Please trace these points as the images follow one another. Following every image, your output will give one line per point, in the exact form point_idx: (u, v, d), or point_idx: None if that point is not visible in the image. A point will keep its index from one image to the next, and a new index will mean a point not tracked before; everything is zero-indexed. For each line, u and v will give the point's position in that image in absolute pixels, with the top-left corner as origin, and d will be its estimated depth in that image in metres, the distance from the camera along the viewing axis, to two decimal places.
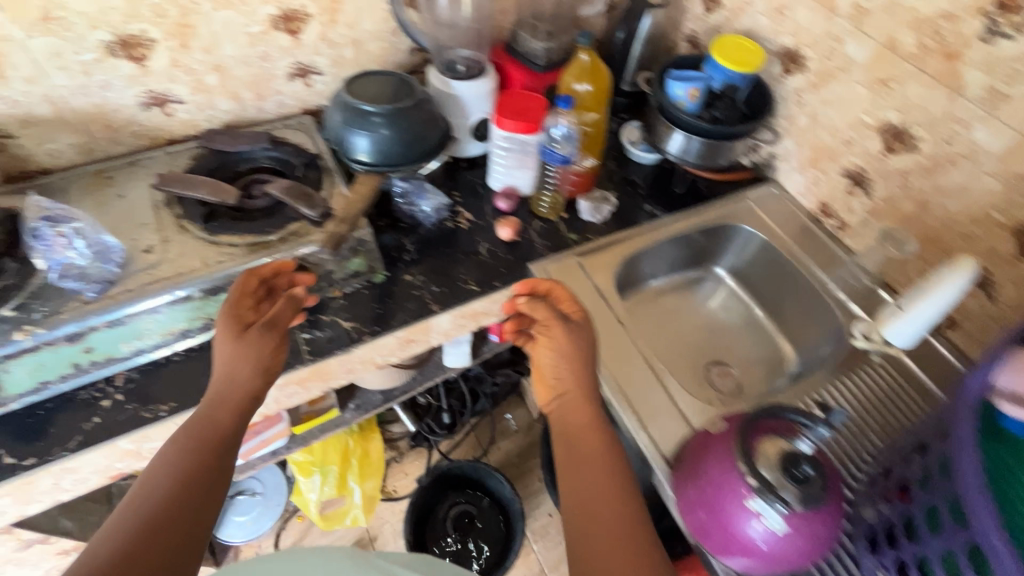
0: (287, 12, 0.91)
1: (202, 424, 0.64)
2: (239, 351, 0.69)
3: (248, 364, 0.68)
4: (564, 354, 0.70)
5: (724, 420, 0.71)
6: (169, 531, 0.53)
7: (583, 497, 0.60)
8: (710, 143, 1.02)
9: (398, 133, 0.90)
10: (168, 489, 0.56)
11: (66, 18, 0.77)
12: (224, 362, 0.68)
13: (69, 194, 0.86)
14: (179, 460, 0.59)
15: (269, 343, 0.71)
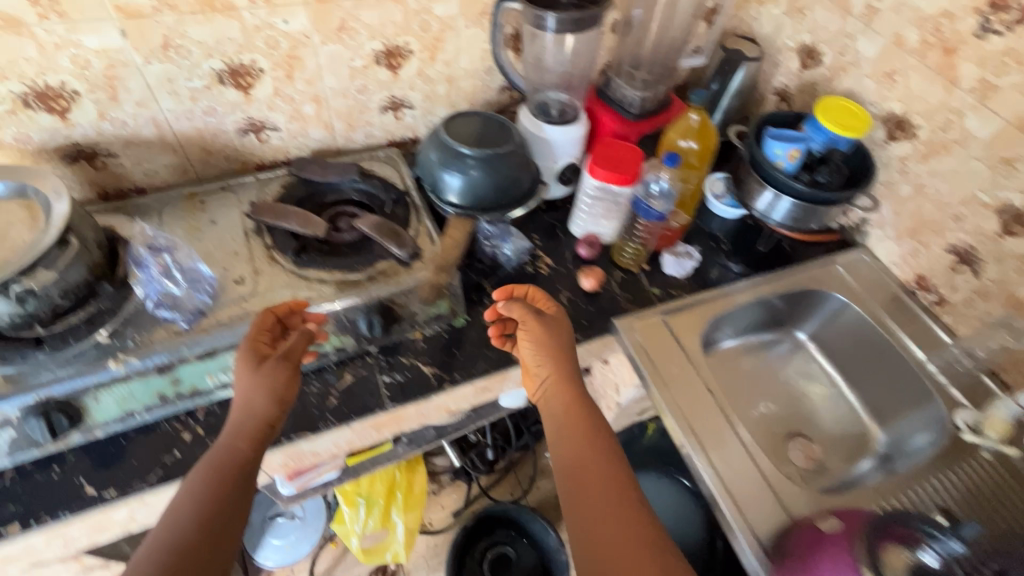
0: (391, 48, 0.91)
1: (221, 454, 0.63)
2: (255, 381, 0.66)
3: (265, 399, 0.66)
4: (548, 359, 0.75)
5: (838, 518, 0.68)
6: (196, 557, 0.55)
7: (580, 493, 0.65)
8: (805, 206, 1.00)
9: (494, 178, 0.88)
10: (195, 517, 0.58)
11: (185, 47, 0.77)
12: (242, 392, 0.66)
13: (163, 216, 0.86)
14: (205, 490, 0.60)
15: (282, 371, 0.68)
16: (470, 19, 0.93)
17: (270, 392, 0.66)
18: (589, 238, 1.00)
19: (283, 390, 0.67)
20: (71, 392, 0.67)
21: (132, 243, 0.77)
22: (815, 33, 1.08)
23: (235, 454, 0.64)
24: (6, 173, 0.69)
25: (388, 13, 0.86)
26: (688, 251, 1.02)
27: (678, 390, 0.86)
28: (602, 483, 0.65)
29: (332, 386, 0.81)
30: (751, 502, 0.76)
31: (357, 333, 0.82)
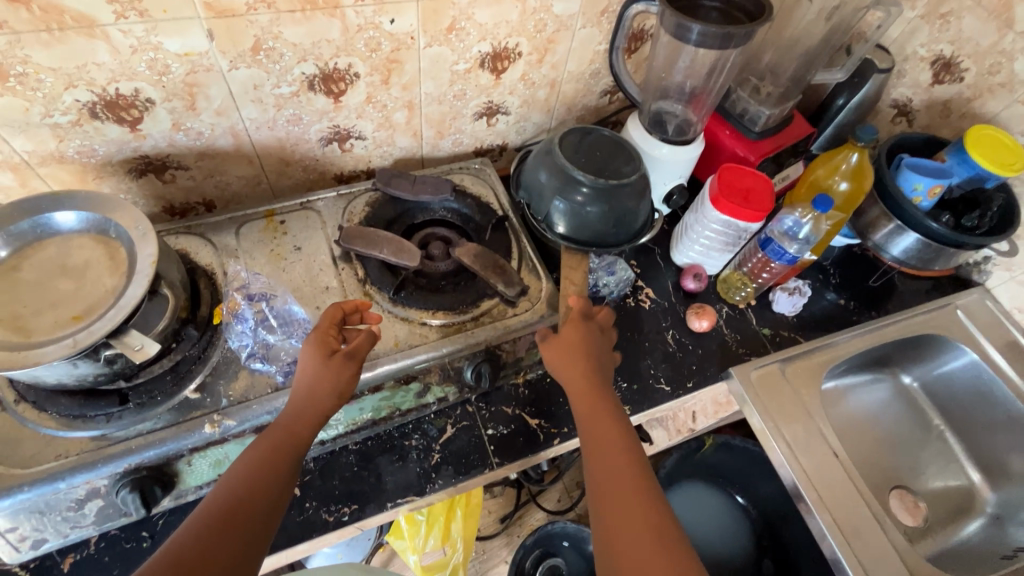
0: (499, 50, 0.78)
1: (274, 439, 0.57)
2: (320, 374, 0.59)
3: (327, 396, 0.58)
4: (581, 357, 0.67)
5: None
6: (215, 554, 0.47)
7: (611, 498, 0.55)
8: (936, 248, 0.90)
9: (612, 210, 0.78)
10: (217, 513, 0.50)
11: (277, 50, 0.65)
12: (302, 385, 0.59)
13: (240, 238, 0.76)
14: (248, 478, 0.53)
15: (343, 370, 0.59)
16: (589, 18, 0.80)
17: (330, 386, 0.59)
18: (696, 269, 0.92)
19: (344, 383, 0.59)
20: (164, 456, 0.60)
21: (224, 287, 0.70)
22: (959, 44, 0.94)
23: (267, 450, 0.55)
24: (81, 202, 0.60)
25: (503, 12, 0.73)
26: (800, 287, 0.94)
27: (800, 447, 0.79)
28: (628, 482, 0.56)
29: (435, 440, 0.75)
30: (875, 561, 0.72)
31: (461, 381, 0.74)
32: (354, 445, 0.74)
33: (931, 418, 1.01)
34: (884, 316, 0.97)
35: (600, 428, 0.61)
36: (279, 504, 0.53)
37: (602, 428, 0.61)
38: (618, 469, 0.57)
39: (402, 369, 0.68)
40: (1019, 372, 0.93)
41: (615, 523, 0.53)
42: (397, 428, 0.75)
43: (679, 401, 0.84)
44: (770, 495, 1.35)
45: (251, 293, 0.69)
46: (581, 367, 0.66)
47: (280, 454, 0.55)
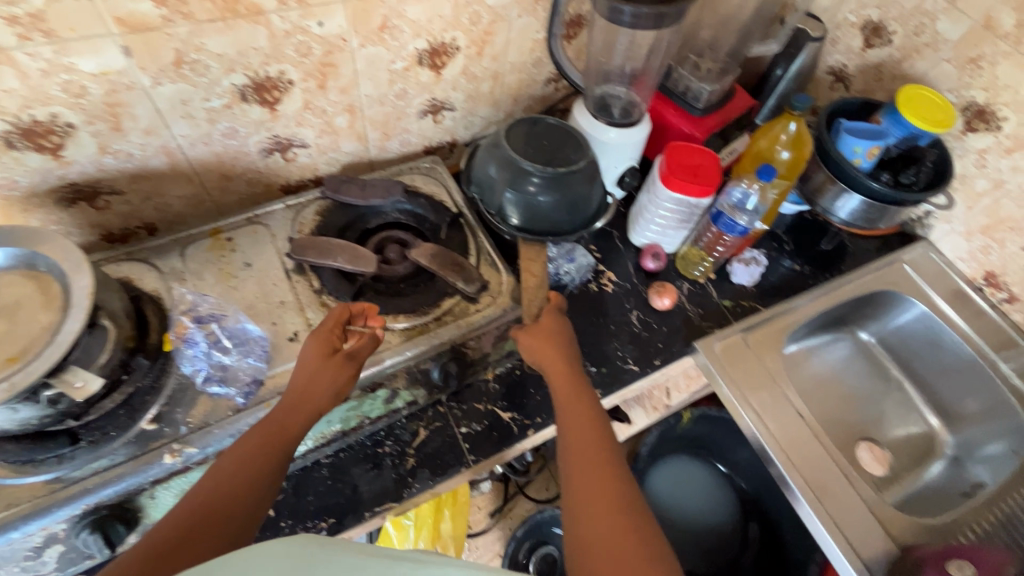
0: (436, 46, 0.77)
1: (272, 423, 0.57)
2: (318, 371, 0.60)
3: (324, 395, 0.59)
4: (556, 352, 0.69)
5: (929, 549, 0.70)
6: (199, 531, 0.47)
7: (583, 484, 0.56)
8: (878, 207, 0.93)
9: (565, 198, 0.78)
10: (204, 500, 0.49)
11: (201, 61, 0.62)
12: (301, 383, 0.59)
13: (186, 260, 0.73)
14: (242, 460, 0.53)
15: (341, 369, 0.60)
16: (524, 7, 0.79)
17: (327, 387, 0.59)
18: (655, 249, 0.94)
19: (340, 383, 0.60)
20: (123, 493, 0.59)
21: (171, 313, 0.68)
22: (885, 9, 0.98)
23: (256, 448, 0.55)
24: (6, 238, 0.57)
25: (436, 6, 0.72)
26: (756, 257, 0.97)
27: (767, 412, 0.82)
28: (600, 468, 0.57)
29: (409, 444, 0.74)
30: (842, 512, 0.75)
31: (429, 383, 0.74)
32: (326, 459, 0.72)
33: (889, 370, 1.06)
34: (838, 277, 1.01)
35: (575, 424, 0.63)
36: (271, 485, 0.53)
37: (577, 424, 0.63)
38: (591, 458, 0.58)
39: (367, 378, 0.67)
40: (965, 318, 0.97)
41: (588, 512, 0.54)
42: (369, 437, 0.74)
43: (648, 379, 0.85)
44: (749, 461, 1.39)
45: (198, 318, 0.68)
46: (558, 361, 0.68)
47: (269, 449, 0.55)
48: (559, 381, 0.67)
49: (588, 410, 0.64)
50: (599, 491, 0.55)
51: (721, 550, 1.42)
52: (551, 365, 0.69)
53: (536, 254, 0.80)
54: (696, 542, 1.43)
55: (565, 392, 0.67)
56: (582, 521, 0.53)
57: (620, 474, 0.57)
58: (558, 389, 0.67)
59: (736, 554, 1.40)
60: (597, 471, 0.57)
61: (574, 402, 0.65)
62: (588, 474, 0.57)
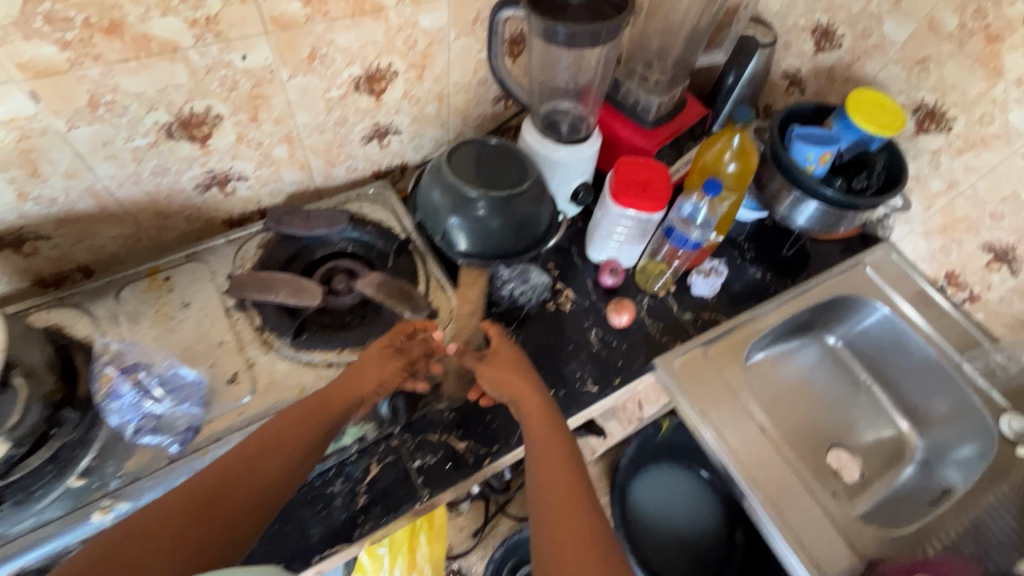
0: (372, 72, 0.76)
1: (324, 393, 0.63)
2: (372, 361, 0.66)
3: (369, 384, 0.65)
4: (520, 380, 0.68)
5: None
6: (239, 477, 0.54)
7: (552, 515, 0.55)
8: (834, 213, 0.92)
9: (513, 221, 0.77)
10: (254, 447, 0.57)
11: (118, 102, 0.60)
12: (352, 371, 0.65)
13: (121, 303, 0.71)
14: (292, 421, 0.60)
15: (392, 365, 0.66)
16: (461, 29, 0.78)
17: (375, 379, 0.65)
18: (613, 264, 0.92)
19: (391, 378, 0.66)
20: (51, 554, 0.56)
21: (96, 362, 0.65)
22: (833, 12, 0.98)
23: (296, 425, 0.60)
24: None
25: (367, 33, 0.70)
26: (716, 266, 0.95)
27: (727, 427, 0.81)
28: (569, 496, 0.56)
29: (360, 482, 0.72)
30: (806, 526, 0.74)
31: (378, 417, 0.72)
32: None
33: (858, 373, 1.05)
34: (798, 285, 1.00)
35: (544, 458, 0.60)
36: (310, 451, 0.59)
37: (546, 459, 0.60)
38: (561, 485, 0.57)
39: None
40: (927, 319, 0.97)
41: (558, 545, 0.52)
42: (318, 476, 0.72)
43: (608, 399, 0.83)
44: None
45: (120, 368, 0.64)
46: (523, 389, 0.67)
47: (310, 421, 0.60)
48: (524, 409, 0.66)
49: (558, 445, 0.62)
50: (570, 535, 0.52)
51: (707, 560, 1.38)
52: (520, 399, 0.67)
53: (474, 279, 0.79)
54: (681, 553, 1.39)
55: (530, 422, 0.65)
56: (552, 556, 0.51)
57: (592, 514, 0.55)
58: (529, 423, 0.65)
59: (722, 564, 1.37)
60: (566, 509, 0.55)
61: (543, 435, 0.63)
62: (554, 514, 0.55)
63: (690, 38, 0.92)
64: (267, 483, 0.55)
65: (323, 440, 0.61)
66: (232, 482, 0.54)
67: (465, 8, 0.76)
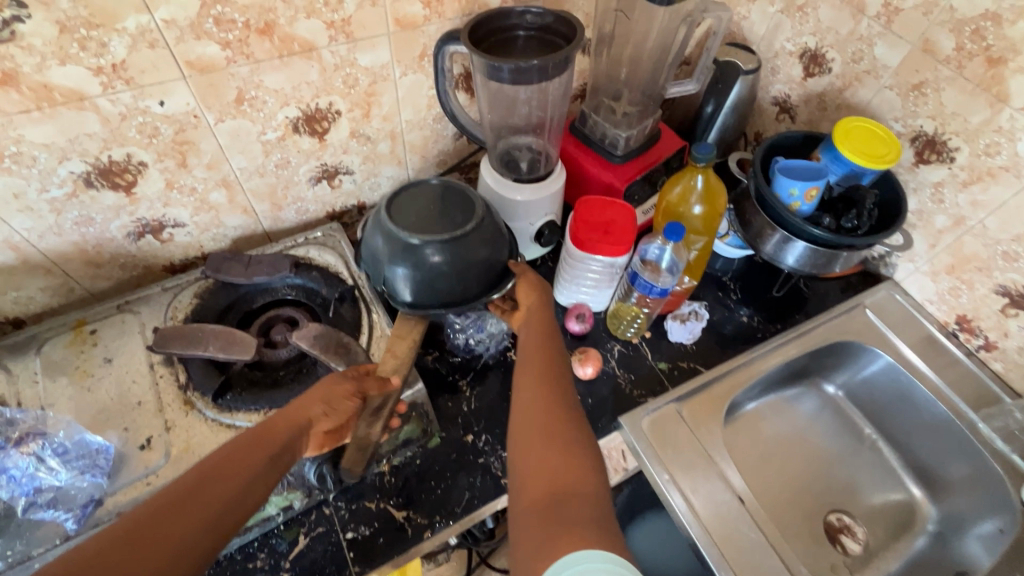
0: (311, 113, 0.72)
1: (265, 427, 0.57)
2: (325, 386, 0.62)
3: (316, 406, 0.60)
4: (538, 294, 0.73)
5: None
6: (154, 529, 0.44)
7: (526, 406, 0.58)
8: (824, 253, 0.83)
9: (465, 263, 0.69)
10: (178, 491, 0.47)
11: (25, 153, 0.58)
12: (298, 398, 0.61)
13: (42, 359, 0.68)
14: (227, 455, 0.52)
15: (342, 387, 0.61)
16: (407, 65, 0.74)
17: (322, 401, 0.60)
18: (580, 309, 0.86)
19: (341, 403, 0.61)
20: None
21: None
22: (821, 35, 0.90)
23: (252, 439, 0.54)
24: None
25: (299, 73, 0.67)
26: (695, 310, 0.88)
27: (696, 492, 0.73)
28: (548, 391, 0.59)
29: (284, 556, 0.66)
30: None
31: (307, 485, 0.66)
32: None
33: (862, 428, 0.94)
34: (789, 329, 0.91)
35: (529, 353, 0.65)
36: (247, 494, 0.50)
37: (532, 355, 0.65)
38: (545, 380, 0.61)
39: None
40: (935, 368, 0.87)
41: (526, 424, 0.56)
42: (240, 548, 0.66)
43: None
44: None
45: (13, 438, 0.59)
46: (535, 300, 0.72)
47: (254, 456, 0.53)
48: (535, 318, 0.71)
49: (547, 344, 0.67)
50: (541, 416, 0.56)
51: None
52: (526, 307, 0.73)
53: (405, 332, 0.72)
54: None
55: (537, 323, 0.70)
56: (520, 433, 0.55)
57: (565, 401, 0.59)
58: (530, 322, 0.71)
59: None
60: (545, 412, 0.56)
61: (535, 333, 0.68)
62: (532, 400, 0.59)
63: (661, 66, 0.86)
64: (230, 498, 0.49)
65: (269, 474, 0.53)
66: (145, 540, 0.43)
67: (409, 44, 0.72)
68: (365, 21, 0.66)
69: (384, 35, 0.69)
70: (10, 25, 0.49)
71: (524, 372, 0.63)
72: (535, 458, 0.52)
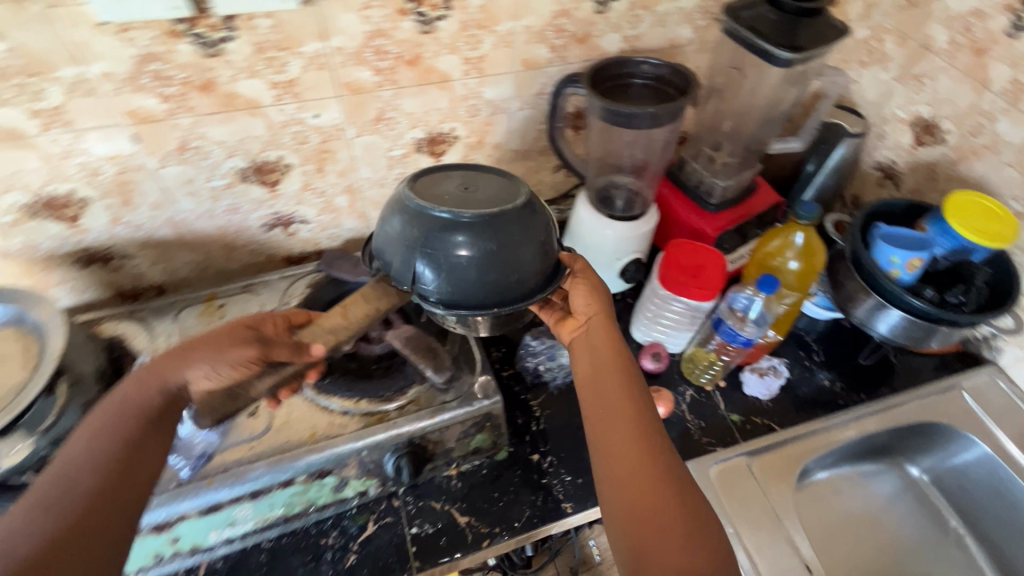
0: (435, 135, 0.79)
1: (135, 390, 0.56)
2: (215, 342, 0.58)
3: (202, 364, 0.57)
4: (599, 303, 0.67)
5: None
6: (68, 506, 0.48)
7: (610, 443, 0.57)
8: (923, 326, 0.79)
9: (506, 247, 0.54)
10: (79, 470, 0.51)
11: (203, 147, 0.68)
12: (178, 349, 0.59)
13: (178, 323, 0.78)
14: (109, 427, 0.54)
15: (237, 350, 0.57)
16: (525, 101, 0.80)
17: (208, 359, 0.57)
18: (656, 348, 0.87)
19: (236, 367, 0.57)
20: None
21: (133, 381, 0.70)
22: (936, 106, 0.89)
23: (128, 424, 0.54)
24: (6, 298, 0.64)
25: (431, 100, 0.74)
26: (774, 366, 0.87)
27: (763, 555, 0.71)
28: (629, 423, 0.58)
29: (354, 538, 0.71)
30: None
31: (383, 474, 0.71)
32: (267, 543, 0.70)
33: (947, 520, 0.88)
34: (874, 401, 0.87)
35: (603, 376, 0.63)
36: (145, 461, 0.54)
37: (603, 379, 0.62)
38: (622, 410, 0.59)
39: (277, 476, 0.65)
40: None
41: (617, 465, 0.55)
42: (315, 524, 0.72)
43: None
44: None
45: None
46: (599, 317, 0.67)
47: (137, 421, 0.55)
48: (601, 333, 0.66)
49: (618, 366, 0.63)
50: (635, 490, 0.53)
51: None
52: (587, 318, 0.67)
53: (370, 295, 0.57)
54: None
55: (603, 338, 0.66)
56: (614, 474, 0.55)
57: (652, 435, 0.57)
58: (595, 335, 0.66)
59: None
60: (633, 453, 0.55)
61: (607, 372, 0.63)
62: (620, 468, 0.55)
63: (765, 121, 0.88)
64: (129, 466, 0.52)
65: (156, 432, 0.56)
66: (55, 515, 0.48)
67: (530, 82, 0.78)
68: (496, 60, 0.73)
69: (510, 73, 0.76)
70: (219, 44, 0.59)
71: (603, 404, 0.61)
72: (638, 511, 0.52)
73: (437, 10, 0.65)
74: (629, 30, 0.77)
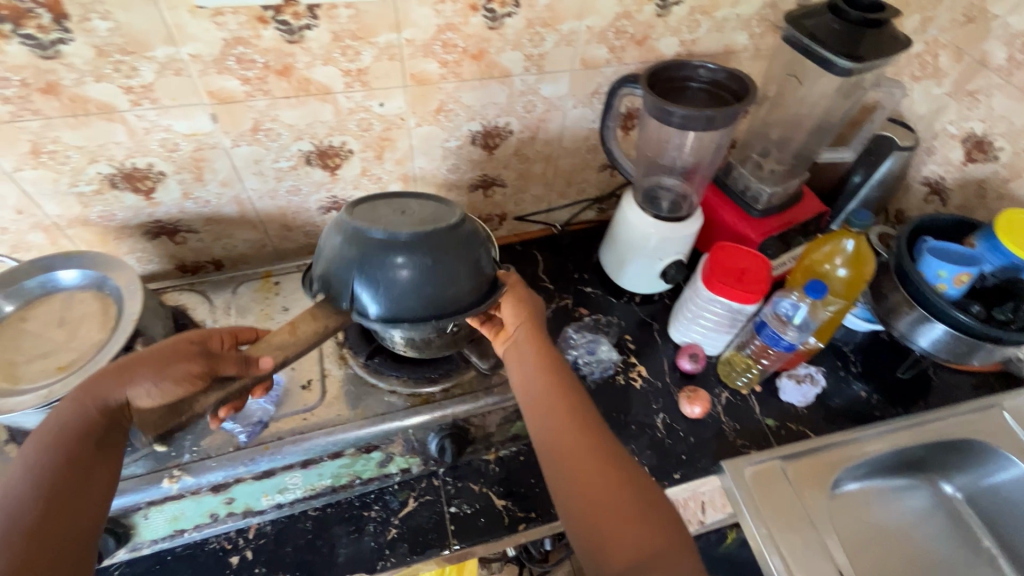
0: (490, 129, 0.82)
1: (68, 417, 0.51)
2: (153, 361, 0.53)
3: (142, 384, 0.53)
4: (525, 314, 0.65)
5: None
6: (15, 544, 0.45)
7: (559, 453, 0.55)
8: (967, 342, 0.79)
9: (442, 264, 0.56)
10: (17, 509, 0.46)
11: (274, 130, 0.71)
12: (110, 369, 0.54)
13: (236, 298, 0.81)
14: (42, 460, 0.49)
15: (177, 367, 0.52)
16: (579, 99, 0.82)
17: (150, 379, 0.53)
18: (693, 349, 0.88)
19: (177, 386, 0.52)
20: (123, 507, 0.62)
21: None
22: (991, 122, 0.88)
23: (62, 451, 0.50)
24: (87, 262, 0.68)
25: (490, 95, 0.77)
26: (812, 374, 0.87)
27: (797, 562, 0.70)
28: (573, 426, 0.56)
29: (395, 513, 0.74)
30: None
31: (426, 454, 0.73)
32: (313, 511, 0.74)
33: (980, 539, 0.87)
34: (913, 416, 0.86)
35: (538, 384, 0.60)
36: (94, 489, 0.50)
37: (540, 386, 0.60)
38: (562, 414, 0.57)
39: (327, 447, 0.67)
40: None
41: (572, 473, 0.54)
42: (359, 497, 0.75)
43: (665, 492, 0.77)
44: None
45: None
46: (525, 326, 0.64)
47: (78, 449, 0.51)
48: (529, 340, 0.64)
49: (553, 369, 0.61)
50: (600, 498, 0.51)
51: None
52: (517, 328, 0.65)
53: (319, 312, 0.56)
54: None
55: (531, 346, 0.63)
56: (571, 483, 0.53)
57: (597, 433, 0.56)
58: (523, 343, 0.64)
59: None
60: (584, 457, 0.54)
61: (541, 379, 0.61)
62: (574, 463, 0.54)
63: (814, 131, 0.88)
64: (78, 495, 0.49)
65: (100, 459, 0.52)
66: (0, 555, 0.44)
67: (587, 81, 0.80)
68: (557, 58, 0.75)
69: (568, 71, 0.78)
70: (301, 31, 0.62)
71: (545, 409, 0.58)
72: (601, 515, 0.50)
73: (506, 7, 0.68)
74: (687, 34, 0.79)
